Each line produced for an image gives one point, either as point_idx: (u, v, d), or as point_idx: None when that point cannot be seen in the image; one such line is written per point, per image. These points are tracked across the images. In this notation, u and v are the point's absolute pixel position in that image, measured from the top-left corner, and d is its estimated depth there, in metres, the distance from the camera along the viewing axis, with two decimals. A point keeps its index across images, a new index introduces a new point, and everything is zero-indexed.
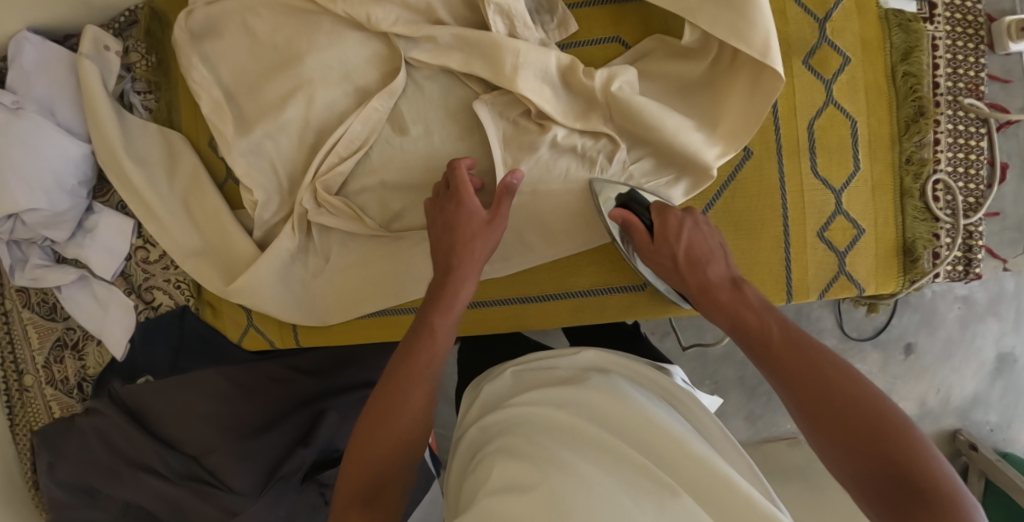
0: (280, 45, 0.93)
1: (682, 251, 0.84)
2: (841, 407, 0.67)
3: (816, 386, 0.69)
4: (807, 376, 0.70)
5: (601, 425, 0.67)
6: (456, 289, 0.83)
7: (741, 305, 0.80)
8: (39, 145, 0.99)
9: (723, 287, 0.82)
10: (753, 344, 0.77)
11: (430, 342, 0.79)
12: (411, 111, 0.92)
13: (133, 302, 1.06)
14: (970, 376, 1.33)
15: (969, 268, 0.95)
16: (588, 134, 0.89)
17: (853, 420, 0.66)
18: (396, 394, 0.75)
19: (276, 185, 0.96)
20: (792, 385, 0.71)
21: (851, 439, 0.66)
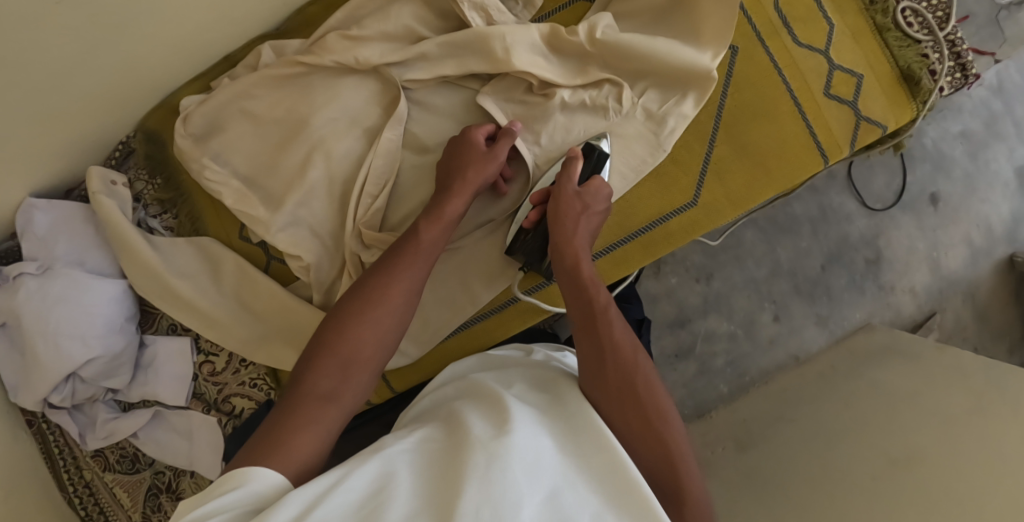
0: (281, 116, 0.96)
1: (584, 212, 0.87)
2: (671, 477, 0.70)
3: (647, 422, 0.72)
4: (642, 408, 0.73)
5: (542, 409, 0.71)
6: (444, 204, 0.87)
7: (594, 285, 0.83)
8: (77, 296, 0.99)
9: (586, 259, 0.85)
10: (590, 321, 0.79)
11: (414, 248, 0.84)
12: (425, 128, 0.96)
13: (215, 418, 1.04)
14: (1000, 197, 1.59)
15: (966, 72, 1.02)
16: (591, 87, 0.94)
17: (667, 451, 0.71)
18: (374, 295, 0.80)
19: (322, 246, 0.96)
20: (628, 402, 0.73)
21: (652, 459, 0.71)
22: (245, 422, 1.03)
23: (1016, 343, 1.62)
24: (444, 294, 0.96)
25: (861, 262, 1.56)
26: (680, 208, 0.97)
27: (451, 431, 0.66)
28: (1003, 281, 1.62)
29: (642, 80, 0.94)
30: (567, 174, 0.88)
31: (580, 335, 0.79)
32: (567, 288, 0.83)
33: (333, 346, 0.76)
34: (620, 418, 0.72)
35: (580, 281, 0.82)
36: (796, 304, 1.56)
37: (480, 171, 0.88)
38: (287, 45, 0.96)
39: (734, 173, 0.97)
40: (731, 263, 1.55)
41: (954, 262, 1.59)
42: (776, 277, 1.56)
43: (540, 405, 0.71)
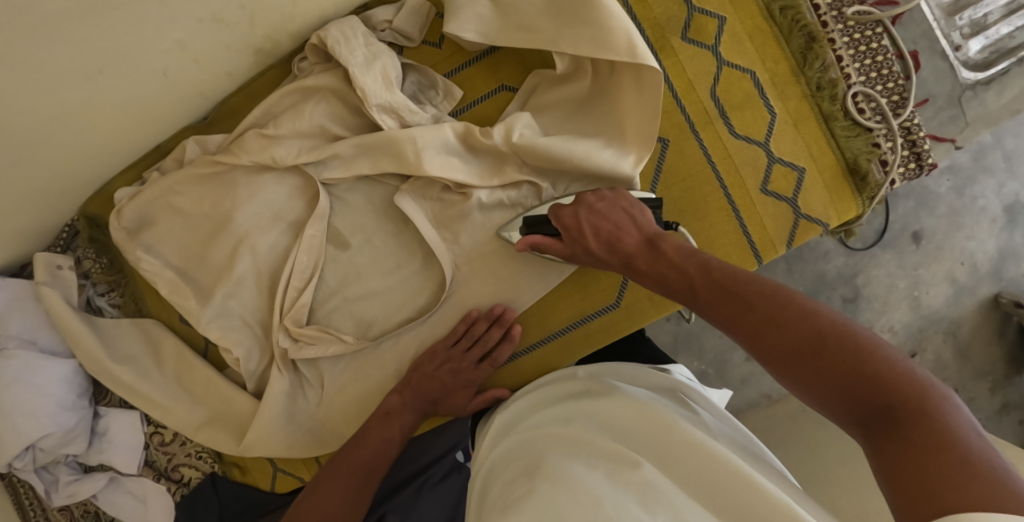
0: (209, 210, 0.97)
1: (591, 237, 0.86)
2: (859, 376, 0.63)
3: (815, 355, 0.66)
4: (794, 341, 0.67)
5: (609, 430, 0.76)
6: (396, 419, 0.91)
7: (661, 266, 0.81)
8: (33, 376, 1.04)
9: (641, 253, 0.83)
10: (681, 292, 0.79)
11: (365, 437, 0.89)
12: (347, 224, 0.96)
13: (165, 486, 1.10)
14: (987, 234, 1.55)
15: (922, 162, 0.95)
16: (509, 186, 0.92)
17: (830, 342, 0.66)
18: (326, 478, 0.86)
19: (253, 335, 1.00)
20: (779, 331, 0.69)
21: (820, 373, 0.65)
22: (192, 491, 1.09)
23: (996, 380, 1.60)
24: (369, 386, 0.98)
25: (837, 300, 1.57)
26: (602, 309, 0.97)
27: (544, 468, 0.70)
28: (985, 321, 1.59)
29: (563, 181, 0.92)
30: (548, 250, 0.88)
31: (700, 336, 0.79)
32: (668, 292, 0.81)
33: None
34: (780, 360, 0.68)
35: (668, 263, 0.81)
36: None
37: (466, 388, 0.94)
38: (210, 138, 0.97)
39: None
40: None
41: (936, 299, 1.58)
42: None
43: (612, 423, 0.78)
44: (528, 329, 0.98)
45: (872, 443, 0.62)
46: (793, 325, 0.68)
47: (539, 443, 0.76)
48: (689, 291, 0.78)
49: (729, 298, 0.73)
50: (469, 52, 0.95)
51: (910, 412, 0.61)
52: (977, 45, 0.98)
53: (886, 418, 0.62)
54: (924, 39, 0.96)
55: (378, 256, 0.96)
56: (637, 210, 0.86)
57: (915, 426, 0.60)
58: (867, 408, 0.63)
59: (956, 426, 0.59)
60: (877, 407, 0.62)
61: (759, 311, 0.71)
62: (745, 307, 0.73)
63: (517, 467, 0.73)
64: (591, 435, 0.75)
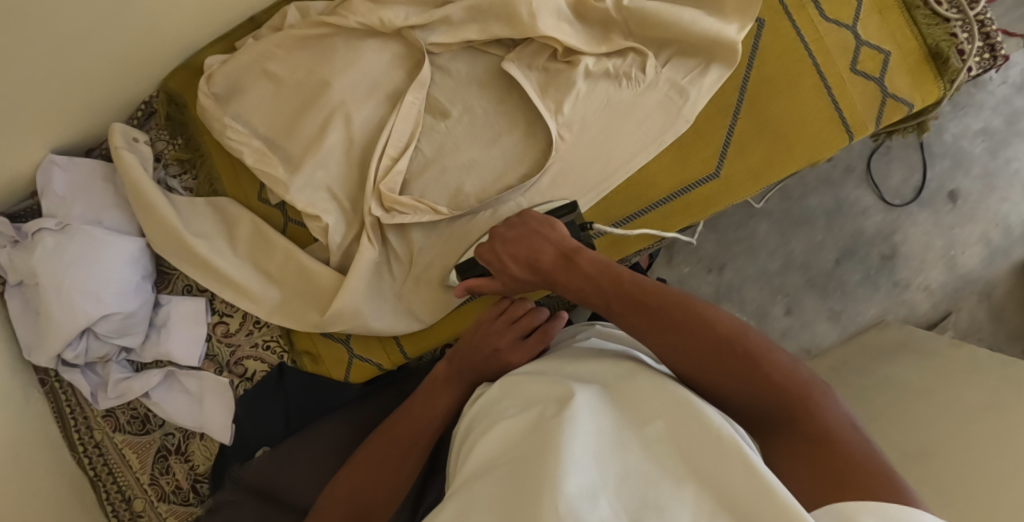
0: (304, 78, 0.96)
1: (512, 263, 0.80)
2: (755, 380, 0.62)
3: (717, 363, 0.64)
4: (703, 345, 0.65)
5: (597, 382, 0.67)
6: (437, 393, 0.87)
7: (572, 276, 0.76)
8: (97, 254, 0.99)
9: (556, 265, 0.77)
10: (604, 292, 0.73)
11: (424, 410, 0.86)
12: (447, 95, 0.95)
13: (227, 379, 1.04)
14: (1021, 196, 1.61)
15: (996, 53, 1.00)
16: (615, 56, 0.93)
17: (737, 348, 0.63)
18: (366, 457, 0.84)
19: (340, 208, 0.97)
20: (678, 340, 0.66)
21: (726, 371, 0.63)
22: (257, 385, 1.03)
23: None
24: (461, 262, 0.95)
25: (875, 258, 1.61)
26: (700, 179, 0.95)
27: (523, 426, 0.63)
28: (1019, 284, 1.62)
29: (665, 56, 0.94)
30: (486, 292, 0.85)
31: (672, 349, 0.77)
32: (572, 294, 0.76)
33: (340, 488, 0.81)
34: (681, 360, 0.66)
35: (557, 277, 0.77)
36: (811, 299, 1.61)
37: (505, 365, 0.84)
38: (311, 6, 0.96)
39: (751, 146, 0.95)
40: (745, 255, 1.61)
41: (971, 260, 1.62)
42: (789, 270, 1.61)
43: (594, 380, 0.68)
44: (626, 197, 0.95)
45: (772, 443, 0.60)
46: (710, 334, 0.65)
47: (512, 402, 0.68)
48: (602, 303, 0.73)
49: (640, 308, 0.70)
50: None
51: (812, 427, 0.58)
52: None
53: (785, 429, 0.60)
54: None
55: (478, 126, 0.95)
56: (546, 227, 0.80)
57: (813, 442, 0.57)
58: (769, 416, 0.61)
59: (870, 449, 0.56)
60: (775, 411, 0.61)
61: (672, 322, 0.67)
62: (659, 316, 0.69)
63: (499, 417, 0.67)
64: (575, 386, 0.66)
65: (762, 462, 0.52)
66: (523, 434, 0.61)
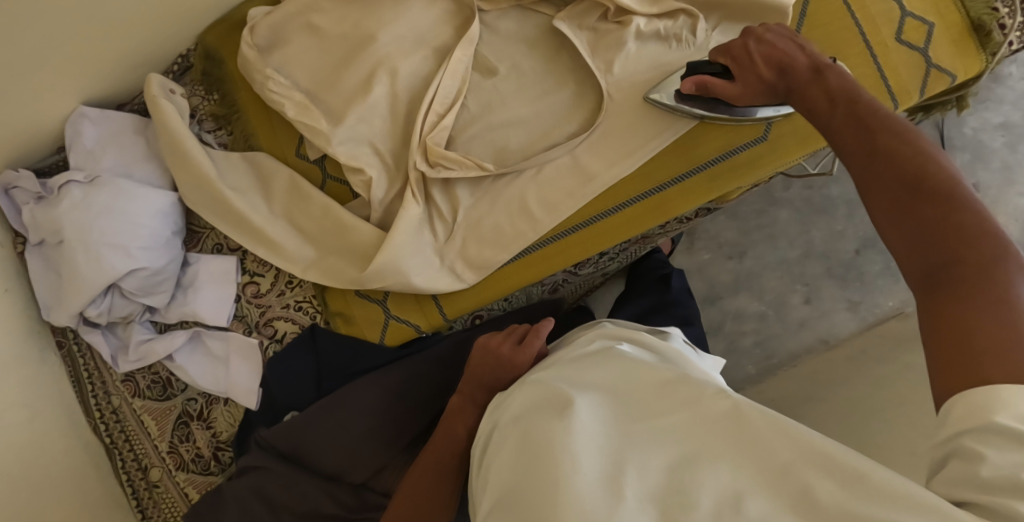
0: (349, 31, 0.94)
1: (762, 64, 0.79)
2: (940, 213, 0.59)
3: (909, 190, 0.61)
4: (898, 172, 0.63)
5: (610, 386, 0.64)
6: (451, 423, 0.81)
7: (815, 86, 0.75)
8: (127, 206, 0.96)
9: (806, 71, 0.77)
10: (820, 113, 0.73)
11: (438, 441, 0.81)
12: (495, 52, 0.94)
13: (256, 340, 1.01)
14: None
15: None
16: (665, 17, 0.92)
17: (918, 176, 0.61)
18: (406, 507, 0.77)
19: (382, 164, 0.95)
20: (879, 168, 0.65)
21: (896, 206, 0.61)
22: (287, 347, 1.00)
23: None
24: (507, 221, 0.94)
25: None
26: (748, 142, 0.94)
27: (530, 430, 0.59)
28: None
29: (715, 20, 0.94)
30: (716, 90, 0.84)
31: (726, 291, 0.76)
32: (804, 108, 0.75)
33: None
34: (875, 189, 0.64)
35: (801, 87, 0.76)
36: None
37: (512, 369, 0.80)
38: None
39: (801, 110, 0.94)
40: None
41: None
42: None
43: (610, 384, 0.64)
44: (676, 158, 0.94)
45: (924, 292, 0.57)
46: (904, 161, 0.63)
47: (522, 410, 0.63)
48: (827, 121, 0.72)
49: (858, 128, 0.68)
50: None
51: (974, 267, 0.54)
52: None
53: (945, 272, 0.56)
54: None
55: (526, 84, 0.94)
56: (803, 41, 0.79)
57: (966, 285, 0.54)
58: (933, 263, 0.57)
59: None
60: (944, 255, 0.57)
61: (882, 146, 0.65)
62: (870, 136, 0.67)
63: (506, 430, 0.62)
64: (591, 393, 0.62)
65: (821, 441, 0.52)
66: (514, 438, 0.59)
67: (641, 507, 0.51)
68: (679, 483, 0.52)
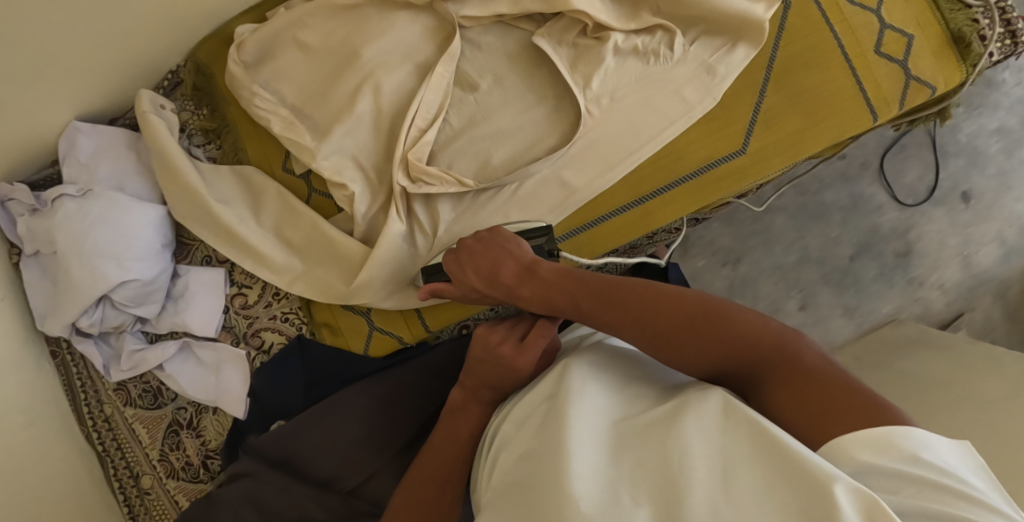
0: (335, 47, 0.95)
1: (474, 274, 0.81)
2: (714, 341, 0.68)
3: (689, 331, 0.69)
4: (675, 318, 0.70)
5: (607, 379, 0.71)
6: (454, 420, 0.82)
7: (546, 287, 0.77)
8: (118, 218, 0.98)
9: (522, 277, 0.79)
10: (571, 290, 0.76)
11: (443, 434, 0.82)
12: (477, 68, 0.95)
13: (243, 351, 1.02)
14: None
15: (1016, 39, 1.02)
16: (643, 33, 0.93)
17: (693, 315, 0.70)
18: (416, 493, 0.77)
19: (365, 179, 0.96)
20: (649, 314, 0.72)
21: (694, 336, 0.69)
22: (274, 357, 1.01)
23: None
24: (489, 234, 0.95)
25: (890, 255, 1.64)
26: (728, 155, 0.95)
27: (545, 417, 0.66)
28: None
29: (694, 34, 0.94)
30: (446, 295, 0.85)
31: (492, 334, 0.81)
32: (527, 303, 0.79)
33: None
34: (647, 332, 0.72)
35: (531, 287, 0.78)
36: (825, 295, 1.64)
37: (513, 371, 0.79)
38: None
39: (783, 121, 0.95)
40: (760, 250, 1.63)
41: (986, 260, 1.65)
42: (804, 264, 1.63)
43: (607, 375, 0.71)
44: (656, 170, 0.96)
45: (757, 399, 0.66)
46: (669, 298, 0.72)
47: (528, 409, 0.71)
48: (568, 303, 0.76)
49: (608, 304, 0.74)
50: None
51: (793, 376, 0.63)
52: None
53: (766, 377, 0.65)
54: None
55: (507, 99, 0.94)
56: (513, 244, 0.81)
57: (791, 391, 0.62)
58: (738, 369, 0.68)
59: (838, 375, 0.62)
60: (749, 366, 0.66)
61: (638, 307, 0.73)
62: (625, 304, 0.74)
63: (512, 427, 0.70)
64: (591, 384, 0.69)
65: (790, 444, 0.56)
66: (525, 432, 0.67)
67: (637, 495, 0.57)
68: (669, 464, 0.58)
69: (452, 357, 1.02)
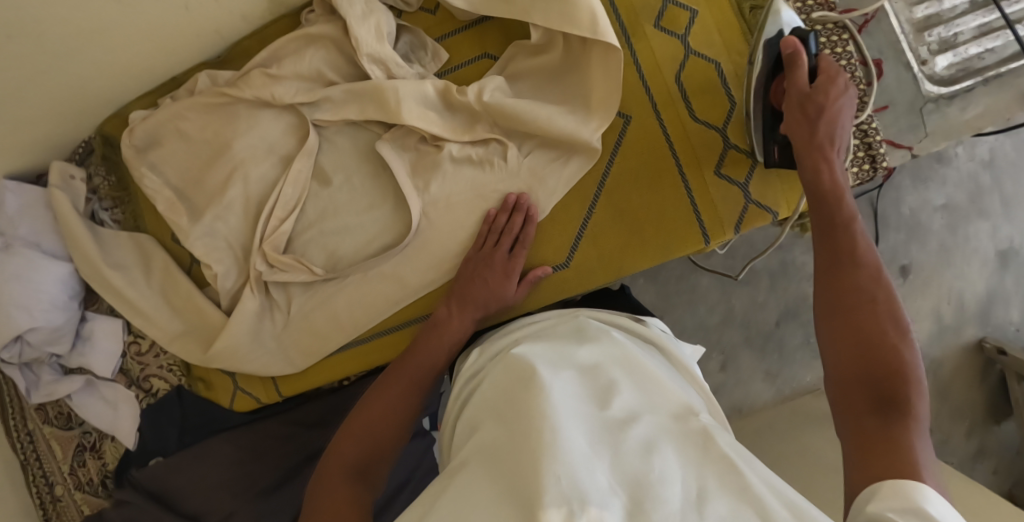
0: (210, 137, 1.05)
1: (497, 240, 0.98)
2: (860, 333, 0.75)
3: (851, 322, 0.76)
4: (851, 299, 0.78)
5: (608, 363, 0.83)
6: (417, 346, 0.92)
7: (482, 269, 0.97)
8: (33, 274, 1.12)
9: (517, 256, 0.97)
10: (489, 267, 0.96)
11: (433, 345, 0.92)
12: (335, 165, 1.04)
13: (134, 393, 1.16)
14: (976, 274, 1.66)
15: (875, 164, 1.00)
16: (479, 144, 1.00)
17: (862, 310, 0.76)
18: (366, 407, 0.85)
19: (231, 257, 1.07)
20: (833, 276, 0.80)
21: (854, 327, 0.75)
22: (159, 401, 1.16)
23: (974, 424, 1.68)
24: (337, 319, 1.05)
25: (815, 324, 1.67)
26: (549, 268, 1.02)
27: (531, 385, 0.75)
28: (966, 362, 1.68)
29: (529, 146, 1.00)
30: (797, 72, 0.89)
31: (449, 330, 0.93)
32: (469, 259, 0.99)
33: (354, 420, 0.83)
34: (834, 299, 0.78)
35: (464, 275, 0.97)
36: (748, 358, 1.67)
37: (501, 277, 0.96)
38: (220, 73, 1.05)
39: (609, 239, 1.01)
40: (684, 310, 1.65)
41: (918, 336, 1.67)
42: (728, 327, 1.66)
43: (593, 366, 0.82)
44: None
45: (878, 420, 0.68)
46: (844, 293, 0.78)
47: (519, 366, 0.80)
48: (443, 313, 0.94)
49: (838, 244, 0.83)
50: (459, 20, 1.04)
51: (896, 402, 0.69)
52: (944, 61, 1.02)
53: (885, 386, 0.70)
54: (889, 49, 1.02)
55: (361, 197, 1.04)
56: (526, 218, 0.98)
57: (891, 418, 0.67)
58: (869, 389, 0.71)
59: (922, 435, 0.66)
60: (882, 387, 0.70)
61: (846, 264, 0.80)
62: (841, 255, 0.82)
63: (487, 395, 0.80)
64: (580, 375, 0.80)
65: (755, 488, 0.64)
66: (506, 394, 0.77)
67: (611, 483, 0.64)
68: (642, 459, 0.67)
69: (317, 412, 1.17)
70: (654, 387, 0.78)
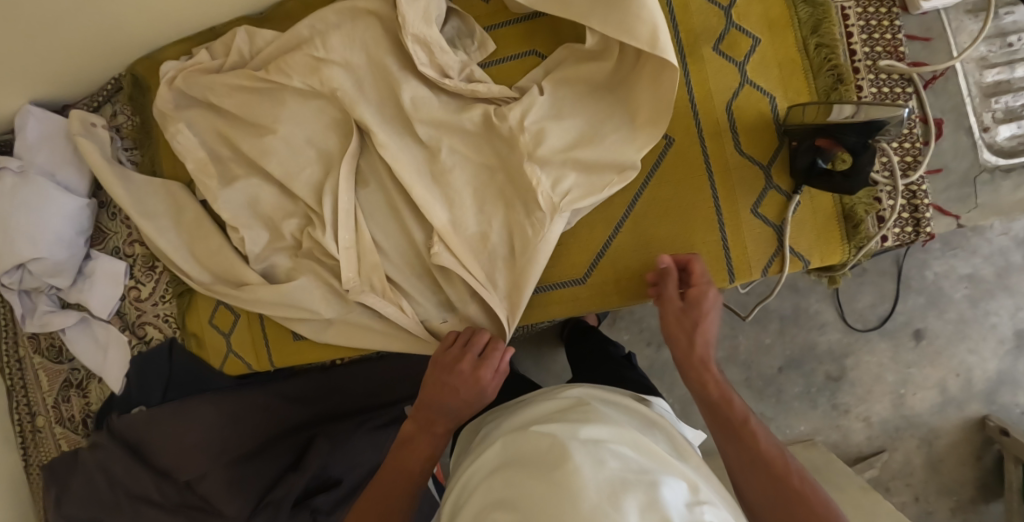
0: (238, 96, 1.03)
1: (464, 354, 0.94)
2: (766, 464, 0.77)
3: (745, 450, 0.79)
4: (731, 435, 0.80)
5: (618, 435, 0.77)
6: (396, 465, 0.88)
7: (451, 375, 0.92)
8: (42, 205, 1.11)
9: (485, 367, 0.93)
10: (450, 381, 0.92)
11: (406, 477, 0.87)
12: (360, 143, 1.02)
13: (126, 338, 1.15)
14: (991, 354, 1.61)
15: (919, 228, 0.96)
16: (511, 144, 0.96)
17: (748, 430, 0.80)
18: None
19: (241, 220, 1.05)
20: (721, 425, 0.82)
21: (753, 451, 0.79)
22: (149, 350, 1.15)
23: (960, 500, 1.66)
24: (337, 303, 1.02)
25: (820, 376, 1.62)
26: (564, 282, 1.00)
27: (547, 467, 0.70)
28: (966, 438, 1.64)
29: (563, 160, 0.95)
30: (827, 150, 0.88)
31: (417, 455, 0.89)
32: (438, 361, 0.95)
33: None
34: (722, 437, 0.81)
35: (438, 376, 0.93)
36: (744, 397, 1.64)
37: (462, 399, 0.91)
38: (259, 33, 1.04)
39: (626, 264, 0.98)
40: None
41: (920, 403, 1.64)
42: (729, 364, 1.63)
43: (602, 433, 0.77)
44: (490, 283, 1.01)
45: None
46: (727, 429, 0.81)
47: (532, 442, 0.75)
48: (411, 432, 0.91)
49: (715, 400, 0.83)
50: (512, 13, 1.01)
51: None
52: (1007, 132, 0.98)
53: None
54: (952, 111, 0.98)
55: (382, 180, 1.02)
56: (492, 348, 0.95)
57: None
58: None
59: None
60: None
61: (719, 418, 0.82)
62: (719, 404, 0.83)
63: (494, 482, 0.73)
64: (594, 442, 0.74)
65: None
66: (520, 475, 0.72)
67: None
68: None
69: (304, 388, 1.18)
70: (669, 462, 0.76)
